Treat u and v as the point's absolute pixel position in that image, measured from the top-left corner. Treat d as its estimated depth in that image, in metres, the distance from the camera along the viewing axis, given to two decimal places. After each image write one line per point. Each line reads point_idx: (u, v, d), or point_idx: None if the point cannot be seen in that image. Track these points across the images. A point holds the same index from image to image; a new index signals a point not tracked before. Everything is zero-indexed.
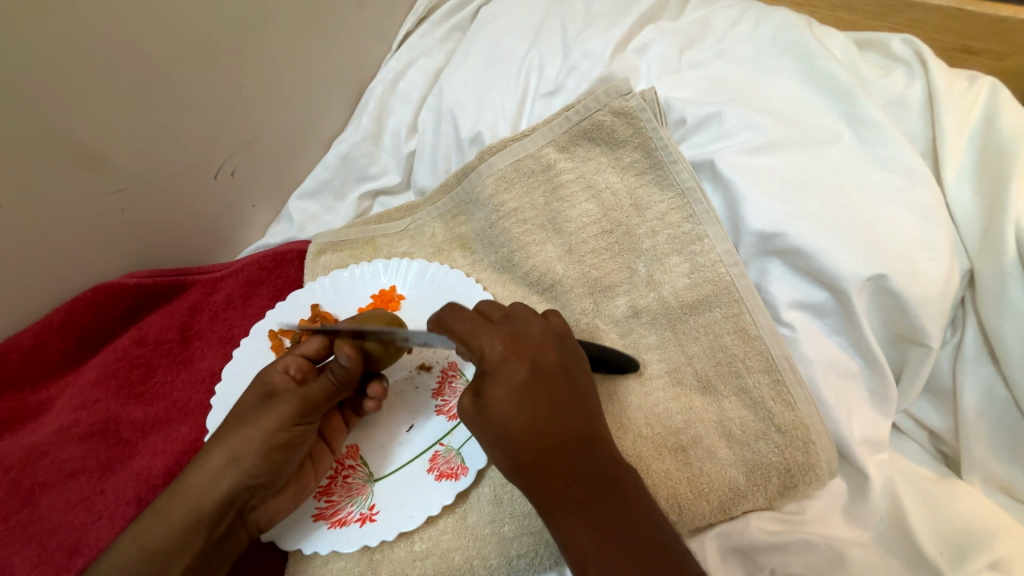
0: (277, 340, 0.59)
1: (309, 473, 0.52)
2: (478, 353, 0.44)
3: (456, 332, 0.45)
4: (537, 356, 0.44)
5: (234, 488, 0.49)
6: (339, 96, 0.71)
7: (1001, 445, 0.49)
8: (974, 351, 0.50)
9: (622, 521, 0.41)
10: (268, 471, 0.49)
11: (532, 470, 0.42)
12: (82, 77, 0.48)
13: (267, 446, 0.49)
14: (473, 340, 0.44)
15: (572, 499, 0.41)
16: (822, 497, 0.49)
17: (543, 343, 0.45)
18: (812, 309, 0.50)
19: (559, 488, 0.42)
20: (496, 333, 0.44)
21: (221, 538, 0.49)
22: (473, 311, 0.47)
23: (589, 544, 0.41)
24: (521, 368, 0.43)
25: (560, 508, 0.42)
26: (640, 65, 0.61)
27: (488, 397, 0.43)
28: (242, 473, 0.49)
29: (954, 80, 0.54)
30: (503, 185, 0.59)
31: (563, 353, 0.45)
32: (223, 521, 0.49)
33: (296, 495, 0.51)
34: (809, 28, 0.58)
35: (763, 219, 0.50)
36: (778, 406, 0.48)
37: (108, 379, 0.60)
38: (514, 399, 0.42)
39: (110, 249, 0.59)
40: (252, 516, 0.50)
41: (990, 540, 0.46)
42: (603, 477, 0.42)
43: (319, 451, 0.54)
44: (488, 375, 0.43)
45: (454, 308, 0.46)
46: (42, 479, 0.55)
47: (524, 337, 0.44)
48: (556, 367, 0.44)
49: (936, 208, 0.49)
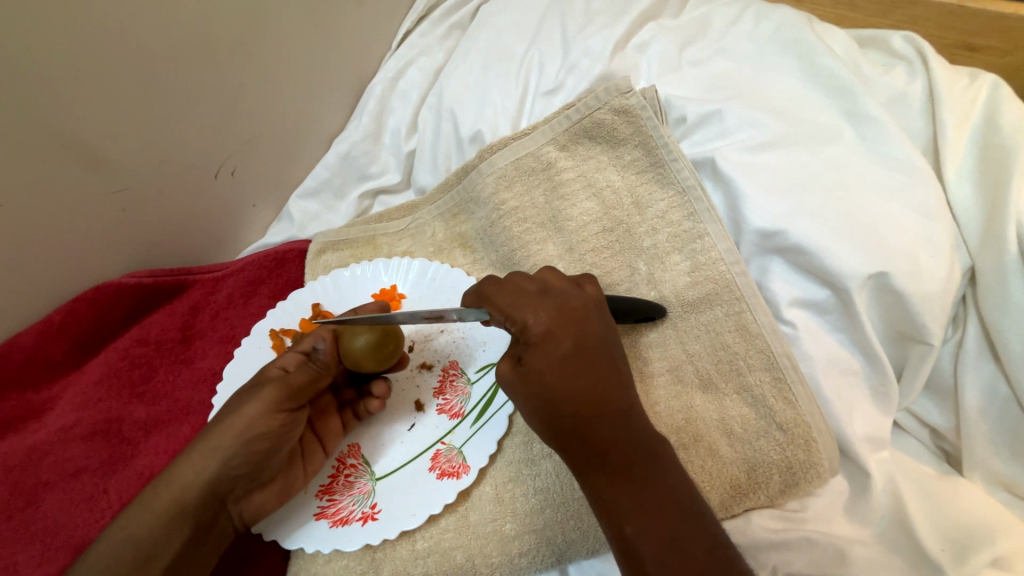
0: (279, 339, 0.59)
1: (296, 470, 0.52)
2: (520, 325, 0.43)
3: (498, 304, 0.45)
4: (581, 331, 0.44)
5: (216, 478, 0.49)
6: (339, 95, 0.71)
7: (1002, 442, 0.49)
8: (976, 349, 0.50)
9: (657, 488, 0.42)
10: (249, 462, 0.49)
11: (574, 436, 0.42)
12: (81, 77, 0.48)
13: (247, 436, 0.49)
14: (515, 313, 0.44)
15: (613, 463, 0.42)
16: (823, 494, 0.49)
17: (586, 315, 0.45)
18: (812, 307, 0.50)
19: (601, 451, 0.42)
20: (539, 306, 0.44)
21: (205, 526, 0.49)
22: (512, 282, 0.47)
23: (625, 503, 0.42)
24: (566, 341, 0.43)
25: (601, 471, 0.42)
26: (641, 63, 0.60)
27: (531, 366, 0.43)
28: (223, 460, 0.49)
29: (955, 77, 0.54)
30: (504, 183, 0.59)
31: (603, 323, 0.46)
32: (206, 510, 0.49)
33: (281, 492, 0.51)
34: (810, 25, 0.58)
35: (764, 217, 0.50)
36: (779, 404, 0.48)
37: (110, 378, 0.60)
38: (559, 368, 0.42)
39: (112, 250, 0.59)
40: (235, 507, 0.50)
41: (991, 537, 0.46)
42: (641, 447, 0.43)
43: (311, 448, 0.53)
44: (532, 347, 0.43)
45: (495, 282, 0.47)
46: (44, 478, 0.55)
47: (567, 309, 0.44)
48: (596, 341, 0.44)
49: (937, 206, 0.49)
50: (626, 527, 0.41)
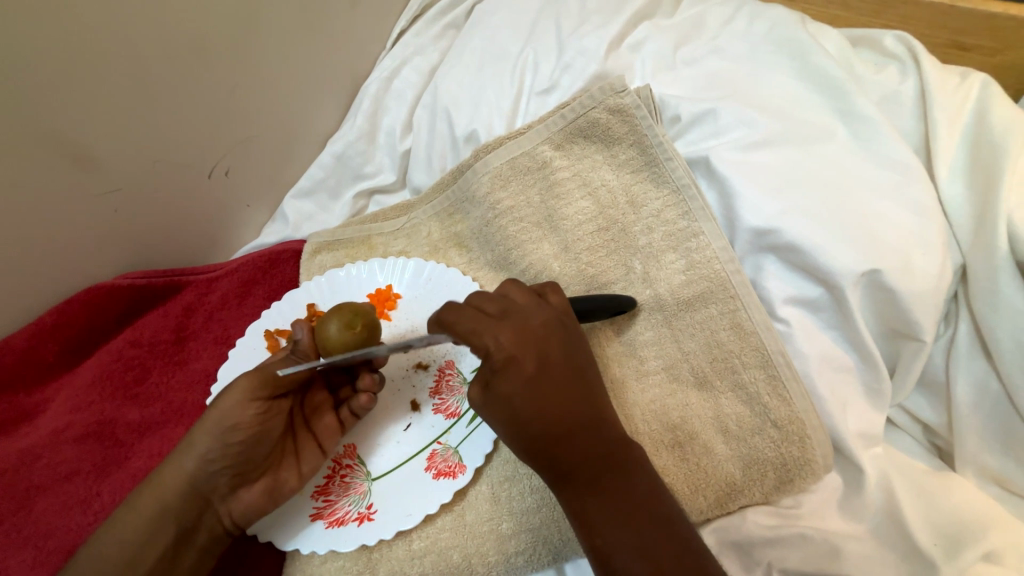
0: (274, 339, 0.59)
1: (287, 466, 0.51)
2: (483, 351, 0.43)
3: (457, 332, 0.44)
4: (544, 348, 0.44)
5: (196, 475, 0.49)
6: (334, 95, 0.71)
7: (994, 438, 0.50)
8: (968, 346, 0.51)
9: (625, 499, 0.42)
10: (228, 457, 0.49)
11: (542, 455, 0.43)
12: (74, 78, 0.48)
13: (223, 429, 0.48)
14: (477, 338, 0.44)
15: (580, 478, 0.42)
16: (817, 491, 0.50)
17: (548, 331, 0.45)
18: (806, 305, 0.51)
19: (571, 468, 0.42)
20: (500, 329, 0.44)
21: (190, 526, 0.49)
22: (474, 306, 0.46)
23: (599, 514, 0.42)
24: (529, 362, 0.43)
25: (570, 487, 0.43)
26: (635, 62, 0.61)
27: (496, 391, 0.43)
28: (199, 457, 0.48)
29: (946, 76, 0.55)
30: (499, 183, 0.59)
31: (566, 335, 0.46)
32: (191, 512, 0.49)
33: (269, 490, 0.50)
34: (803, 25, 0.59)
35: (758, 216, 0.50)
36: (774, 402, 0.49)
37: (103, 380, 0.60)
38: (524, 392, 0.42)
39: (105, 251, 0.58)
40: (221, 507, 0.50)
41: (983, 531, 0.46)
42: (606, 459, 0.43)
43: (303, 444, 0.53)
44: (496, 373, 0.43)
45: (455, 308, 0.45)
46: (37, 482, 0.55)
47: (528, 328, 0.44)
48: (560, 356, 0.44)
49: (929, 204, 0.50)
50: (598, 539, 0.41)
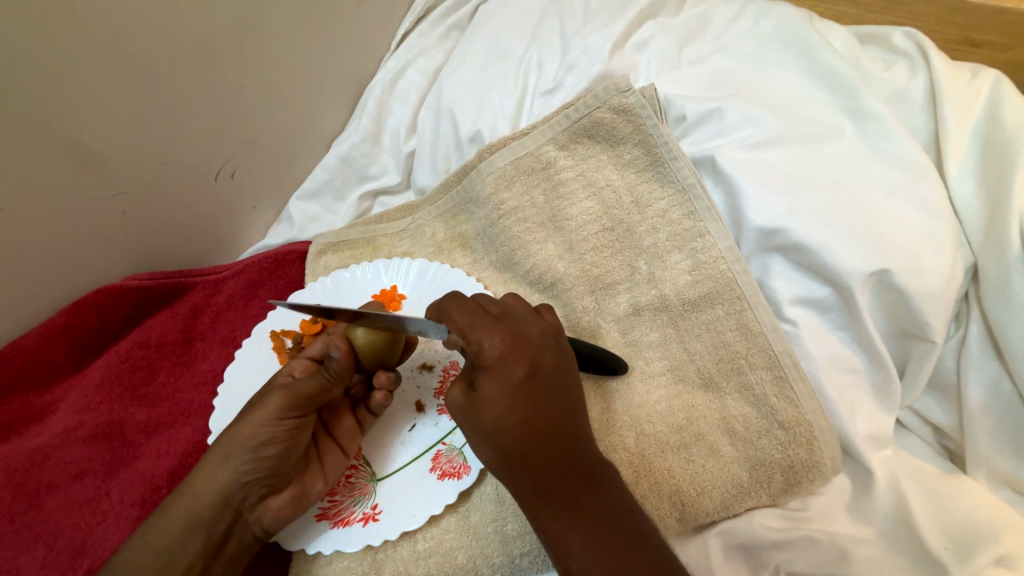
0: (279, 340, 0.59)
1: (313, 473, 0.52)
2: (476, 347, 0.43)
3: (456, 323, 0.45)
4: (536, 357, 0.44)
5: (227, 486, 0.49)
6: (339, 96, 0.71)
7: (1006, 439, 0.49)
8: (979, 346, 0.50)
9: (602, 517, 0.42)
10: (260, 469, 0.49)
11: (520, 468, 0.43)
12: (82, 81, 0.48)
13: (253, 445, 0.49)
14: (472, 333, 0.44)
15: (557, 495, 0.42)
16: (825, 494, 0.49)
17: (542, 342, 0.45)
18: (814, 305, 0.50)
19: (549, 483, 0.42)
20: (496, 330, 0.44)
21: (223, 538, 0.49)
22: (473, 302, 0.47)
23: (574, 537, 0.42)
24: (519, 367, 0.43)
25: (546, 504, 0.42)
26: (640, 62, 0.60)
27: (481, 391, 0.42)
28: (233, 469, 0.49)
29: (956, 73, 0.54)
30: (503, 183, 0.59)
31: (560, 354, 0.45)
32: (221, 521, 0.49)
33: (298, 497, 0.50)
34: (810, 22, 0.58)
35: (764, 215, 0.50)
36: (781, 403, 0.48)
37: (111, 380, 0.61)
38: (509, 396, 0.42)
39: (113, 252, 0.59)
40: (252, 516, 0.50)
41: (995, 534, 0.45)
42: (587, 473, 0.43)
43: (327, 450, 0.53)
44: (483, 370, 0.43)
45: (457, 299, 0.46)
46: (47, 481, 0.55)
47: (523, 336, 0.44)
48: (551, 369, 0.44)
49: (939, 202, 0.49)
50: (572, 562, 0.42)
